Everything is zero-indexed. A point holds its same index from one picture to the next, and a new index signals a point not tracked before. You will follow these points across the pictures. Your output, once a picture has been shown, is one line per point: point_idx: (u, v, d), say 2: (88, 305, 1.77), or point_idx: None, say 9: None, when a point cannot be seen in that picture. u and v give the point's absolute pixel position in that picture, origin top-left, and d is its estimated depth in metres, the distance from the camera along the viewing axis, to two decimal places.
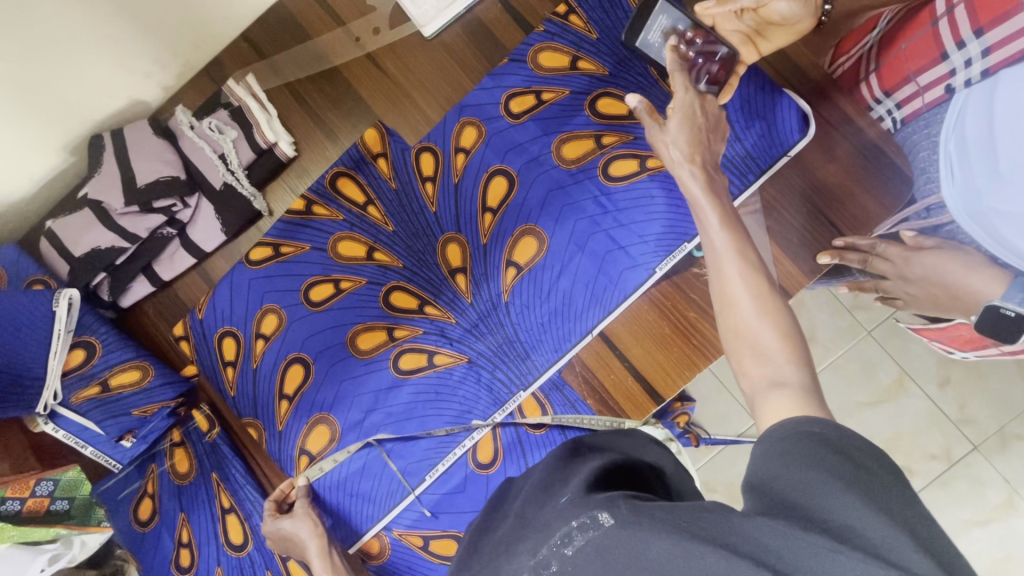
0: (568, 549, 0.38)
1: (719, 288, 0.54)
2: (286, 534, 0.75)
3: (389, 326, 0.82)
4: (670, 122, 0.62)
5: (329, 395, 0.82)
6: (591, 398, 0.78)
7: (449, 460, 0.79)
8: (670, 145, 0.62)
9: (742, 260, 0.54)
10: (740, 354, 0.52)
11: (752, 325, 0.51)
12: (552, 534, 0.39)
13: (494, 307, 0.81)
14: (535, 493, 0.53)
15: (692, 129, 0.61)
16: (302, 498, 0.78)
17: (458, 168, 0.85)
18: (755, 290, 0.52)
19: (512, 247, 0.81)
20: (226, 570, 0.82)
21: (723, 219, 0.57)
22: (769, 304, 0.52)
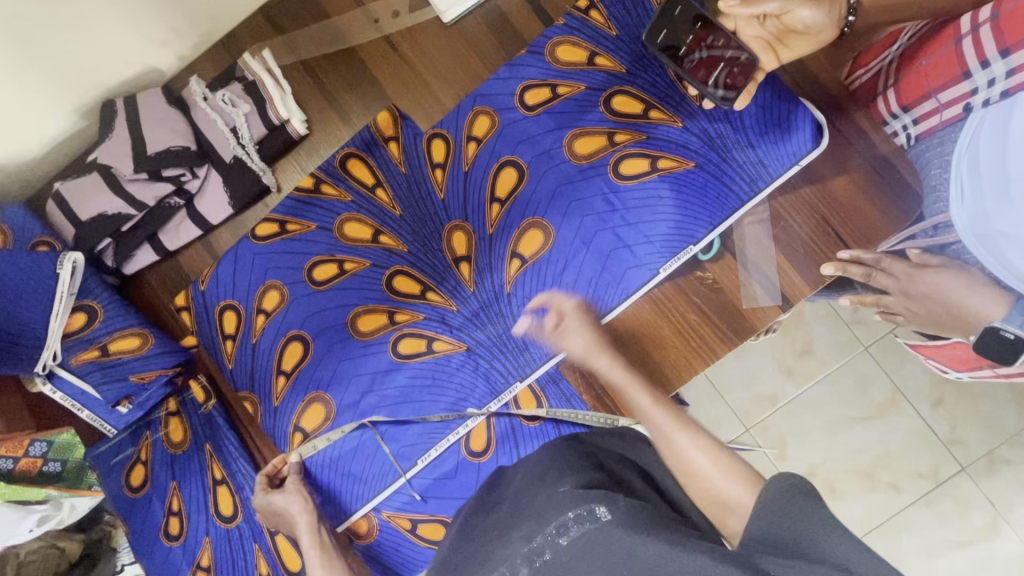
0: (562, 539, 0.44)
1: (680, 464, 0.55)
2: (277, 509, 0.76)
3: (390, 309, 0.82)
4: (564, 318, 0.69)
5: (327, 374, 0.82)
6: (587, 394, 0.79)
7: (442, 446, 0.80)
8: (571, 338, 0.67)
9: (687, 432, 0.57)
10: (725, 517, 0.51)
11: (719, 483, 0.51)
12: (547, 524, 0.45)
13: (497, 297, 0.81)
14: (530, 478, 0.57)
15: (592, 334, 0.68)
16: (293, 474, 0.79)
17: (468, 157, 0.85)
18: (708, 449, 0.54)
19: (518, 240, 0.81)
20: (214, 541, 0.83)
21: (654, 400, 0.61)
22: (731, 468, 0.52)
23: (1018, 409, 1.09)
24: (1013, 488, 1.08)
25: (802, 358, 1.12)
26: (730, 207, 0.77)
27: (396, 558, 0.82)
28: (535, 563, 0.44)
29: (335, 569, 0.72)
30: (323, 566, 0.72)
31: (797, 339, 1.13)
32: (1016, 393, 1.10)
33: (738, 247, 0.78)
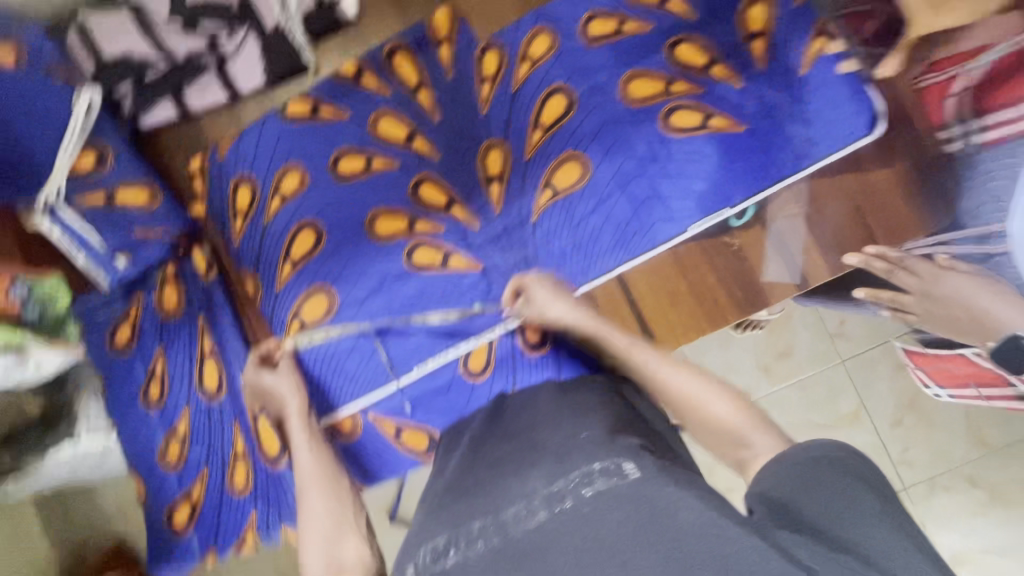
0: (587, 490, 0.43)
1: (692, 405, 0.61)
2: (266, 389, 0.76)
3: (410, 217, 0.80)
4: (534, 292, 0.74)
5: (335, 269, 0.80)
6: (595, 336, 0.79)
7: (439, 360, 0.79)
8: (551, 306, 0.72)
9: (683, 368, 0.64)
10: (727, 447, 0.58)
11: (726, 415, 0.59)
12: (574, 470, 0.45)
13: (521, 224, 0.80)
14: (540, 418, 0.56)
15: (555, 292, 0.73)
16: (287, 359, 0.78)
17: (520, 77, 0.82)
18: (714, 385, 0.62)
19: (554, 170, 0.79)
20: (192, 413, 0.82)
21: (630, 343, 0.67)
22: (707, 388, 0.62)
23: (967, 442, 1.14)
24: (947, 517, 1.12)
25: (780, 359, 1.15)
26: (772, 177, 0.76)
27: (376, 461, 0.83)
28: (556, 507, 0.43)
29: (320, 451, 0.70)
30: (309, 448, 0.70)
31: (779, 340, 1.16)
32: (970, 428, 1.14)
33: (767, 221, 0.78)
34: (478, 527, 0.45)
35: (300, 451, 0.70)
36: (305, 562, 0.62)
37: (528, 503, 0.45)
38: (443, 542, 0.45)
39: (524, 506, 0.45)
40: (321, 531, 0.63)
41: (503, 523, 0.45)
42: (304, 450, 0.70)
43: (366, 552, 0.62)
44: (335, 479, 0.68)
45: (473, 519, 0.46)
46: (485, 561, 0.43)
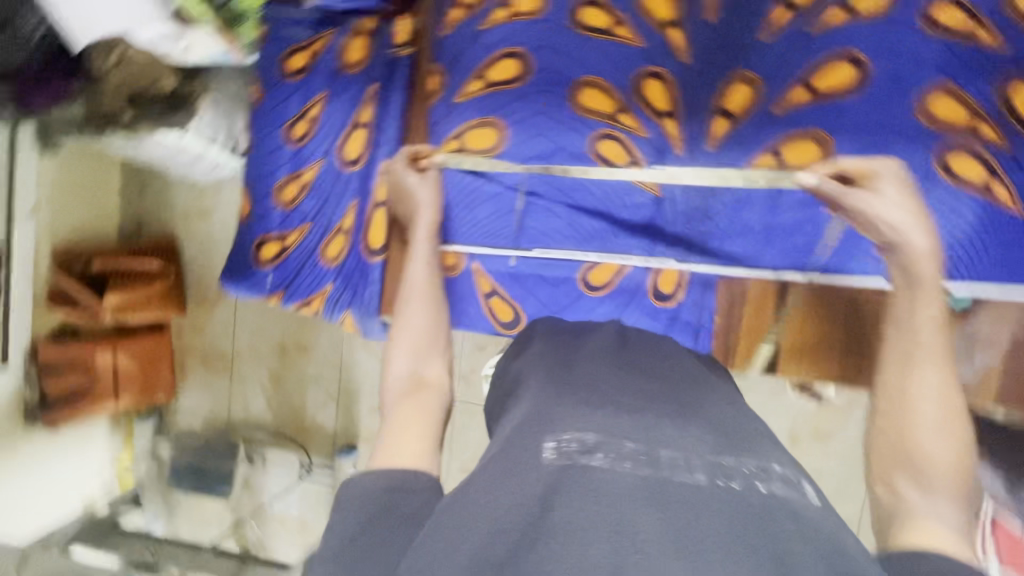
0: (761, 486, 0.37)
1: (901, 403, 0.53)
2: (404, 187, 0.75)
3: (620, 104, 0.73)
4: (884, 186, 0.59)
5: (522, 114, 0.76)
6: (719, 320, 0.74)
7: (563, 254, 0.77)
8: (893, 210, 0.58)
9: (947, 376, 0.53)
10: (892, 468, 0.51)
11: (930, 446, 0.50)
12: (743, 461, 0.39)
13: (722, 174, 0.72)
14: (665, 365, 0.51)
15: (904, 192, 0.59)
16: (434, 172, 0.75)
17: (824, 23, 0.67)
18: (950, 416, 0.52)
19: (790, 141, 0.70)
20: (322, 169, 0.80)
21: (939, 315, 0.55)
22: (956, 425, 0.51)
23: None
24: None
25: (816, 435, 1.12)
26: (1002, 276, 0.67)
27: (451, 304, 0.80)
28: (721, 480, 0.37)
29: (434, 270, 0.70)
30: (425, 264, 0.70)
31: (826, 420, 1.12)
32: None
33: (973, 325, 0.70)
34: (598, 458, 0.37)
35: (416, 264, 0.70)
36: (390, 357, 0.63)
37: (687, 457, 0.38)
38: (592, 441, 0.39)
39: (681, 457, 0.38)
40: (412, 342, 0.64)
41: (658, 463, 0.37)
42: (419, 263, 0.70)
43: (446, 379, 0.62)
44: (438, 302, 0.68)
45: (625, 439, 0.39)
46: (634, 487, 0.35)
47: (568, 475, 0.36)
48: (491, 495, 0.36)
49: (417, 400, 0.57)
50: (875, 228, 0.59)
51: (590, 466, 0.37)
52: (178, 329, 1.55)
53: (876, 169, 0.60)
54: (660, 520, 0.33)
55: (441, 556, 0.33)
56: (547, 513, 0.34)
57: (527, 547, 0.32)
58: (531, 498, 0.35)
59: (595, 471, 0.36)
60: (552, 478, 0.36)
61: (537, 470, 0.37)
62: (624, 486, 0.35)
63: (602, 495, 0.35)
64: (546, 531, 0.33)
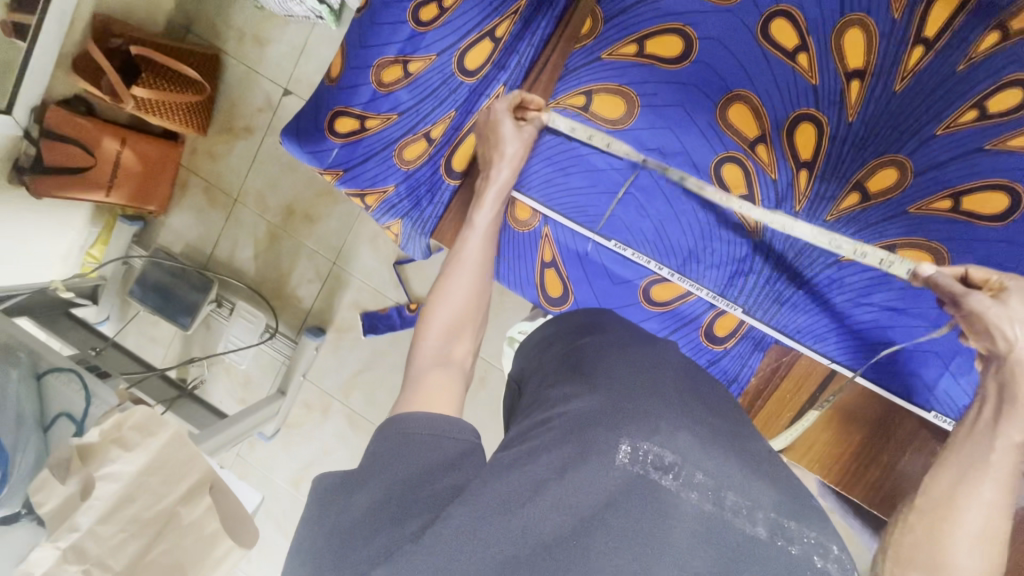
0: (817, 560, 0.38)
1: (942, 498, 0.46)
2: (498, 130, 0.70)
3: (763, 134, 0.67)
4: (1014, 297, 0.52)
5: (661, 101, 0.70)
6: (755, 380, 0.76)
7: (638, 258, 0.74)
8: (1014, 324, 0.51)
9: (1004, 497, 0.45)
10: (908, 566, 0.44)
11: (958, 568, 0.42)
12: (809, 528, 0.40)
13: (827, 249, 0.69)
14: (727, 399, 0.50)
15: None
16: (533, 129, 0.72)
17: (1011, 143, 0.59)
18: (987, 540, 0.43)
19: (908, 247, 0.66)
20: (434, 66, 0.70)
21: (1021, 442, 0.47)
22: (997, 549, 0.43)
23: None
24: None
25: None
26: None
27: (512, 259, 0.79)
28: (780, 541, 0.38)
29: (489, 242, 0.69)
30: (481, 233, 0.69)
31: None
32: None
33: None
34: (668, 478, 0.39)
35: (474, 233, 0.68)
36: (426, 325, 0.61)
37: (752, 507, 0.39)
38: (669, 459, 0.40)
39: (746, 505, 0.40)
40: (451, 313, 0.62)
41: (723, 502, 0.39)
42: (477, 233, 0.68)
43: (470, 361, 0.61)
44: (485, 273, 0.67)
45: (698, 469, 0.40)
46: (695, 521, 0.38)
47: (635, 485, 0.39)
48: (558, 474, 0.39)
49: (443, 374, 0.56)
50: (983, 333, 0.52)
51: (660, 485, 0.39)
52: (191, 147, 1.45)
53: (1012, 280, 0.54)
54: (717, 559, 0.37)
55: (490, 516, 0.37)
56: (603, 514, 0.38)
57: (581, 535, 0.37)
58: (595, 496, 0.39)
59: (664, 493, 0.39)
60: (620, 483, 0.39)
61: (608, 471, 0.39)
62: (685, 517, 0.38)
63: (664, 521, 0.38)
64: (597, 530, 0.37)
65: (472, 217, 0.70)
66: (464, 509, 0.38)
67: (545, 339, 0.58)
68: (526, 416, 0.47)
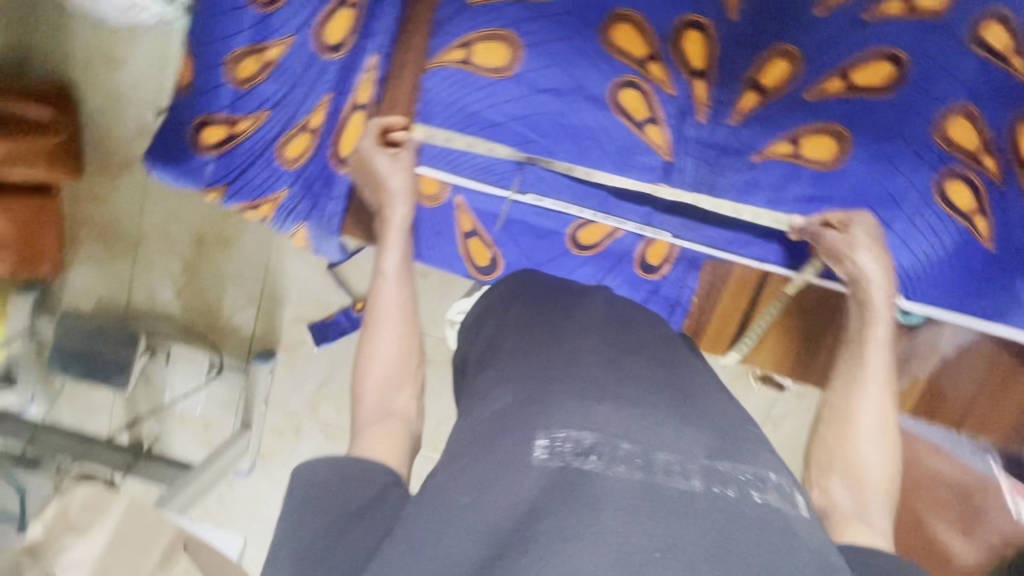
0: (755, 495, 0.35)
1: (839, 405, 0.55)
2: (377, 167, 0.62)
3: (653, 51, 0.66)
4: (856, 230, 0.62)
5: (542, 36, 0.66)
6: (697, 300, 0.76)
7: (557, 205, 0.70)
8: (862, 250, 0.61)
9: (886, 393, 0.55)
10: (830, 469, 0.53)
11: (864, 457, 0.52)
12: (741, 465, 0.37)
13: (737, 154, 0.69)
14: (662, 345, 0.49)
15: (874, 236, 0.62)
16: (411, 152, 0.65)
17: (877, 12, 0.62)
18: (879, 427, 0.53)
19: (812, 133, 0.67)
20: (292, 48, 0.58)
21: (884, 341, 0.57)
22: (889, 435, 0.53)
23: None
24: None
25: None
26: (954, 303, 0.71)
27: (431, 238, 0.75)
28: (716, 487, 0.34)
29: (406, 285, 0.56)
30: (396, 281, 0.56)
31: None
32: None
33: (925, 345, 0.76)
34: (591, 462, 0.34)
35: (386, 281, 0.55)
36: (359, 392, 0.52)
37: (683, 461, 0.35)
38: (588, 442, 0.35)
39: (677, 461, 0.35)
40: (384, 370, 0.52)
41: (653, 466, 0.35)
42: (388, 279, 0.55)
43: (415, 412, 0.52)
44: (415, 323, 0.55)
45: (622, 438, 0.36)
46: (627, 489, 0.33)
47: (559, 483, 0.33)
48: (476, 494, 0.34)
49: (385, 430, 0.48)
50: (842, 263, 0.62)
51: (582, 470, 0.34)
52: (73, 194, 1.31)
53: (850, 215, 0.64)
54: (650, 526, 0.31)
55: (420, 549, 0.33)
56: (530, 520, 0.32)
57: (506, 554, 0.31)
58: (516, 504, 0.33)
59: (587, 477, 0.33)
60: (540, 485, 0.34)
61: (525, 474, 0.34)
62: (612, 495, 0.32)
63: (589, 504, 0.31)
64: (518, 550, 0.30)
65: (380, 263, 0.57)
66: (391, 555, 0.33)
67: (478, 321, 0.55)
68: (461, 419, 0.42)
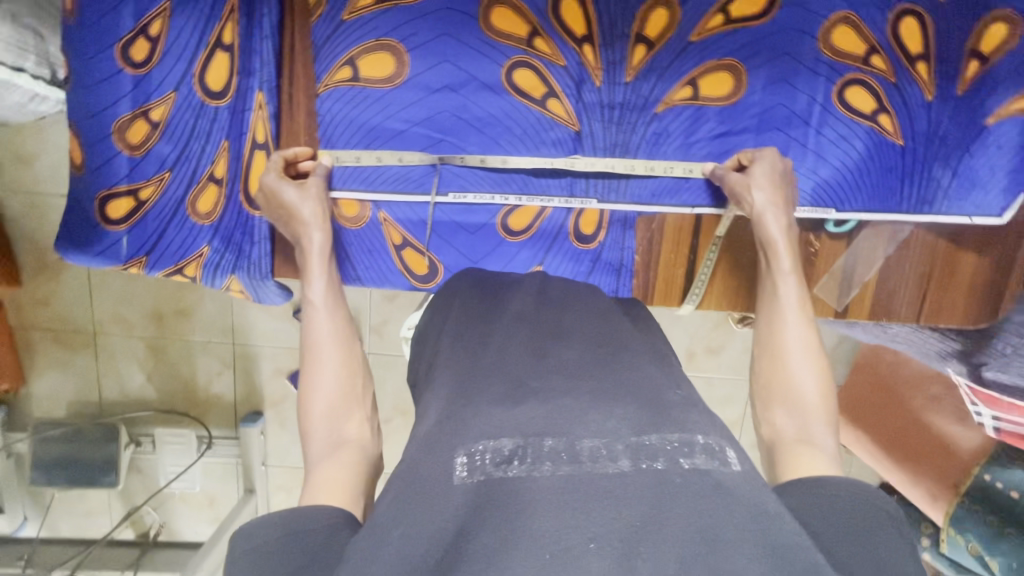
0: (683, 463, 0.38)
1: (767, 339, 0.61)
2: (285, 202, 0.61)
3: (534, 27, 0.66)
4: (754, 170, 0.65)
5: (425, 36, 0.66)
6: (639, 256, 0.75)
7: (482, 199, 0.71)
8: (753, 189, 0.64)
9: (804, 316, 0.61)
10: (773, 402, 0.58)
11: (800, 381, 0.57)
12: (666, 436, 0.40)
13: (641, 110, 0.69)
14: (596, 329, 0.51)
15: (772, 175, 0.65)
16: (319, 177, 0.66)
17: None
18: (805, 347, 0.59)
19: (707, 72, 0.68)
20: (177, 103, 0.65)
21: (793, 269, 0.63)
22: (815, 353, 0.59)
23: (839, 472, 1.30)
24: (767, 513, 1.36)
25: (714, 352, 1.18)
26: (881, 204, 0.71)
27: (363, 259, 0.73)
28: (645, 463, 0.38)
29: (338, 312, 0.58)
30: (326, 310, 0.58)
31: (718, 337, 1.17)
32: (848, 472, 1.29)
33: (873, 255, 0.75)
34: (515, 468, 0.38)
35: (316, 311, 0.57)
36: (303, 427, 0.53)
37: (610, 443, 0.39)
38: (508, 449, 0.39)
39: (604, 445, 0.39)
40: (328, 402, 0.53)
41: (579, 456, 0.38)
42: (319, 309, 0.58)
43: (369, 436, 0.54)
44: (352, 342, 0.58)
45: (544, 436, 0.39)
46: (554, 487, 0.36)
47: (483, 495, 0.36)
48: (422, 518, 0.35)
49: (337, 465, 0.49)
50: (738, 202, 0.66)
51: (505, 478, 0.37)
52: (15, 302, 1.26)
53: (753, 154, 0.67)
54: (582, 518, 0.34)
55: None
56: (465, 536, 0.34)
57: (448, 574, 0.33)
58: (444, 530, 0.35)
59: (509, 484, 0.37)
60: (465, 502, 0.36)
61: (449, 495, 0.36)
62: (534, 499, 0.35)
63: (519, 506, 0.35)
64: (457, 565, 0.33)
65: (307, 294, 0.59)
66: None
67: (423, 337, 0.57)
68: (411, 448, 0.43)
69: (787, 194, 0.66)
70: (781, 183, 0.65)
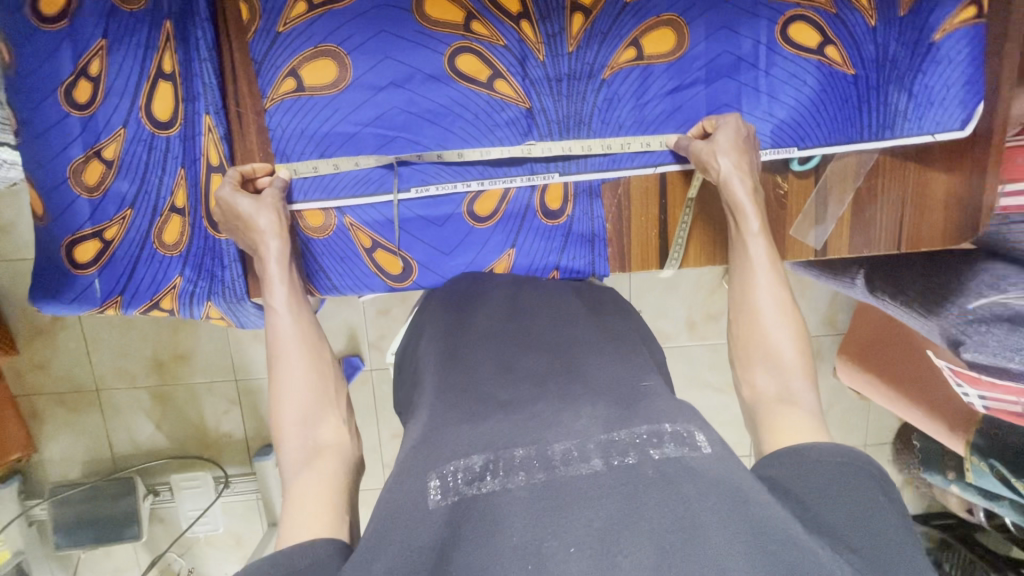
0: (655, 453, 0.39)
1: (739, 299, 0.61)
2: (240, 214, 0.62)
3: (468, 11, 0.66)
4: (720, 137, 0.65)
5: (362, 36, 0.66)
6: (610, 224, 0.74)
7: (444, 189, 0.71)
8: (718, 155, 0.64)
9: (773, 274, 0.61)
10: (753, 366, 0.58)
11: (777, 342, 0.58)
12: (637, 428, 0.41)
13: (588, 77, 0.69)
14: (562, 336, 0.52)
15: (738, 139, 0.64)
16: (275, 189, 0.66)
17: None
18: (778, 303, 0.60)
19: (647, 31, 0.68)
20: (129, 138, 0.66)
21: (761, 230, 0.63)
22: (788, 310, 0.59)
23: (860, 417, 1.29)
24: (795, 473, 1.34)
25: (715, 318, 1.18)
26: (841, 137, 0.71)
27: (338, 268, 0.73)
28: (616, 460, 0.39)
29: (304, 323, 0.61)
30: (290, 317, 0.60)
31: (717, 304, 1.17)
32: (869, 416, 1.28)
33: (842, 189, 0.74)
34: (488, 481, 0.38)
35: (276, 315, 0.61)
36: (279, 432, 0.55)
37: (581, 444, 0.40)
38: (479, 466, 0.39)
39: (575, 447, 0.40)
40: (300, 407, 0.55)
41: (552, 463, 0.39)
42: (279, 313, 0.61)
43: (347, 437, 0.56)
44: (317, 348, 0.60)
45: (515, 447, 0.40)
46: (528, 498, 0.37)
47: (459, 513, 0.37)
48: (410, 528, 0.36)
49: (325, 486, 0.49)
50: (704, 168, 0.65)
51: (477, 495, 0.38)
52: (14, 371, 1.26)
53: (719, 120, 0.67)
54: (562, 520, 0.35)
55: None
56: (453, 544, 0.36)
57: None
58: (426, 548, 0.36)
59: (484, 499, 0.37)
60: (443, 524, 0.37)
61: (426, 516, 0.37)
62: (512, 512, 0.36)
63: (495, 523, 0.36)
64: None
65: (269, 304, 0.61)
66: None
67: (405, 351, 0.59)
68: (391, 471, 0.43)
69: (751, 155, 0.65)
70: (744, 148, 0.65)
